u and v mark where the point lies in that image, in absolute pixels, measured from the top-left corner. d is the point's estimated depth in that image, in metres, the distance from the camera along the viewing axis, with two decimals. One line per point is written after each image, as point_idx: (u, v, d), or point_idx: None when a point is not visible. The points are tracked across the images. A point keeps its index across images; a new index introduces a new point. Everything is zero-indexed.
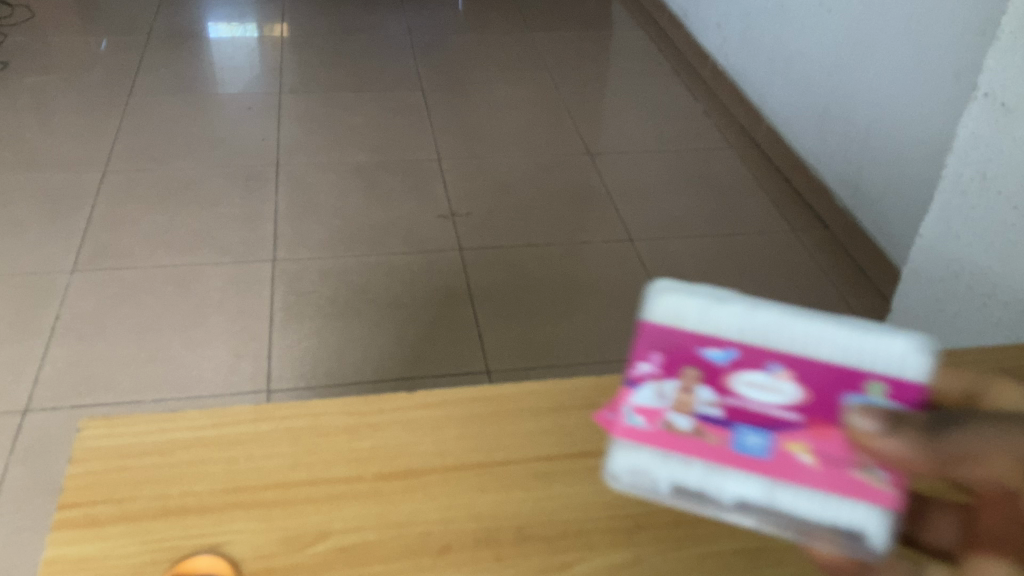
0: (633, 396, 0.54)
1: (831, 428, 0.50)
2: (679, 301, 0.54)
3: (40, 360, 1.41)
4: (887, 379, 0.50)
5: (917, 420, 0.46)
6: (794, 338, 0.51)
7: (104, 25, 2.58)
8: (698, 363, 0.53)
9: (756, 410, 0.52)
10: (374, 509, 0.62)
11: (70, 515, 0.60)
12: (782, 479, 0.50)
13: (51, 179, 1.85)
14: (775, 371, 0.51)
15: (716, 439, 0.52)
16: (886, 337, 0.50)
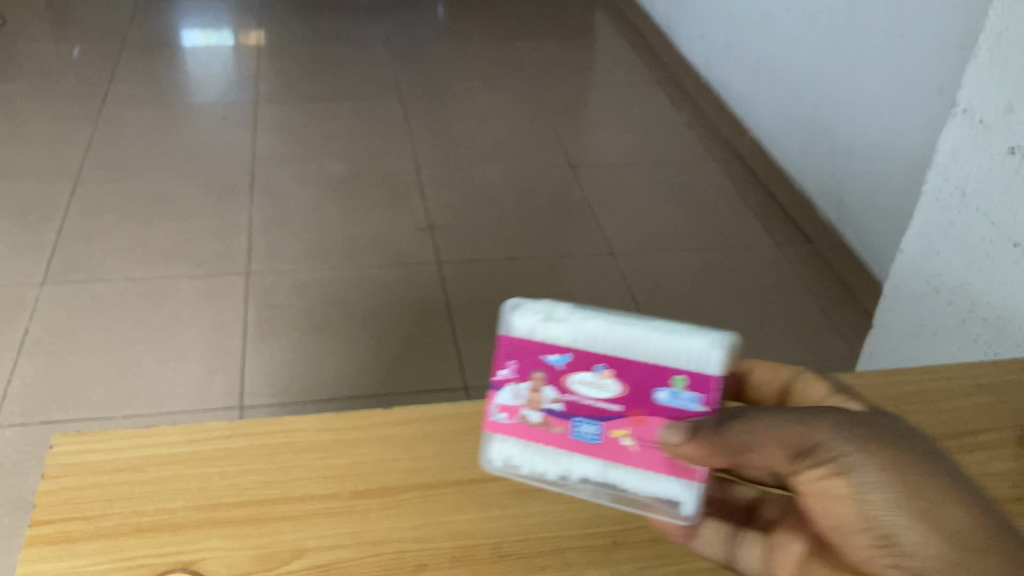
0: (493, 397, 0.55)
1: (652, 419, 0.52)
2: (526, 305, 0.53)
3: (9, 374, 1.38)
4: (697, 376, 0.50)
5: (707, 425, 0.50)
6: (619, 344, 0.51)
7: (77, 33, 2.55)
8: (541, 365, 0.53)
9: (591, 405, 0.53)
10: (350, 527, 0.60)
11: (42, 531, 0.58)
12: (612, 461, 0.54)
13: (22, 190, 1.83)
14: (603, 373, 0.52)
15: (559, 430, 0.54)
16: (691, 338, 0.50)
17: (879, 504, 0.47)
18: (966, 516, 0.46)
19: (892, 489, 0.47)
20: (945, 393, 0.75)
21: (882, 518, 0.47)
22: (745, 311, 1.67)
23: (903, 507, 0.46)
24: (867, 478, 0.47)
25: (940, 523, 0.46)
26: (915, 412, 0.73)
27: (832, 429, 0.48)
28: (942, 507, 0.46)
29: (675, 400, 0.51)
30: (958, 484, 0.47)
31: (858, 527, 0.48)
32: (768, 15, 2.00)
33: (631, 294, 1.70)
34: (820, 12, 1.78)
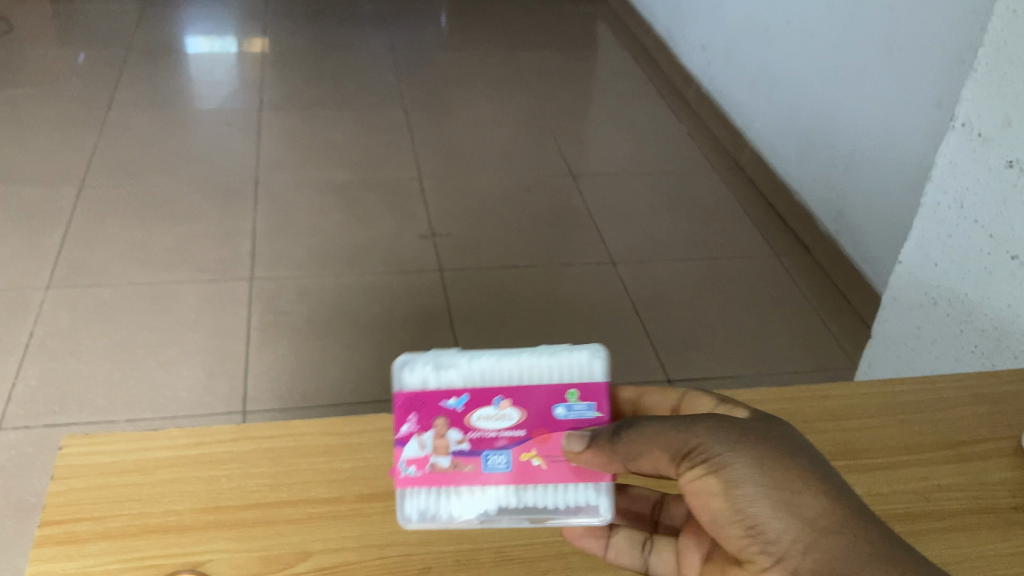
0: (401, 453, 0.58)
1: (554, 434, 0.58)
2: (416, 362, 0.58)
3: (13, 378, 1.39)
4: (584, 386, 0.58)
5: (607, 434, 0.55)
6: (511, 374, 0.58)
7: (81, 39, 2.57)
8: (441, 411, 0.58)
9: (496, 436, 0.58)
10: (355, 530, 0.61)
11: (52, 532, 0.59)
12: (526, 483, 0.58)
13: (26, 194, 1.83)
14: (501, 404, 0.58)
15: (469, 469, 0.58)
16: (572, 353, 0.58)
17: (746, 498, 0.51)
18: (822, 508, 0.50)
19: (757, 484, 0.51)
20: (941, 403, 0.76)
21: (748, 511, 0.51)
22: (744, 321, 1.68)
23: (766, 499, 0.51)
24: (735, 474, 0.52)
25: (798, 514, 0.50)
26: (913, 422, 0.74)
27: (709, 432, 0.53)
28: (800, 499, 0.51)
29: (571, 412, 0.58)
30: (817, 480, 0.51)
31: (727, 520, 0.52)
32: (768, 27, 2.02)
33: (631, 304, 1.70)
34: (820, 24, 1.80)
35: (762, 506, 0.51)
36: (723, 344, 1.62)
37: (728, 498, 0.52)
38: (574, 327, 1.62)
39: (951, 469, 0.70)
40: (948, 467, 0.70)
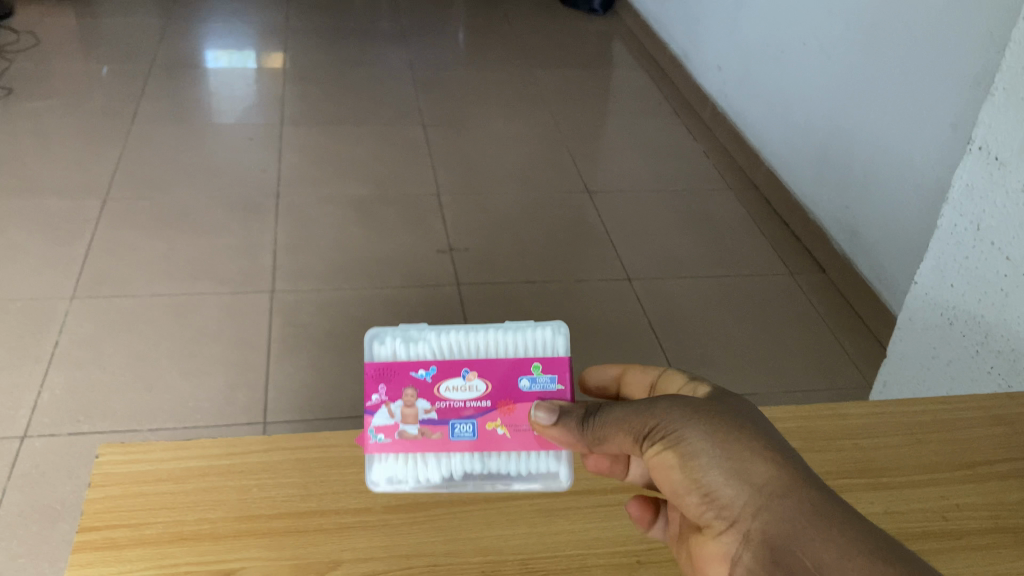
0: (371, 420, 0.62)
1: (517, 405, 0.62)
2: (389, 337, 0.64)
3: (38, 386, 1.41)
4: (546, 360, 0.63)
5: (576, 415, 0.58)
6: (477, 348, 0.64)
7: (105, 53, 2.61)
8: (411, 381, 0.63)
9: (462, 407, 0.62)
10: (383, 541, 0.63)
11: (90, 537, 0.61)
12: (490, 451, 0.62)
13: (52, 206, 1.86)
14: (468, 374, 0.63)
15: (437, 436, 0.62)
16: (534, 329, 0.64)
17: (699, 468, 0.53)
18: (771, 473, 0.51)
19: (709, 454, 0.53)
20: (958, 422, 0.77)
21: (702, 481, 0.53)
22: (758, 338, 1.69)
23: (718, 468, 0.53)
24: (690, 446, 0.53)
25: (747, 479, 0.52)
26: (933, 442, 0.75)
27: (666, 411, 0.55)
28: (749, 466, 0.52)
29: (534, 385, 0.63)
30: (767, 447, 0.52)
31: (687, 491, 0.54)
32: (784, 48, 2.04)
33: (647, 320, 1.72)
34: (836, 46, 1.81)
35: (714, 474, 0.53)
36: (736, 361, 1.63)
37: (684, 469, 0.54)
38: (590, 343, 1.64)
39: (970, 488, 0.71)
40: (967, 487, 0.71)
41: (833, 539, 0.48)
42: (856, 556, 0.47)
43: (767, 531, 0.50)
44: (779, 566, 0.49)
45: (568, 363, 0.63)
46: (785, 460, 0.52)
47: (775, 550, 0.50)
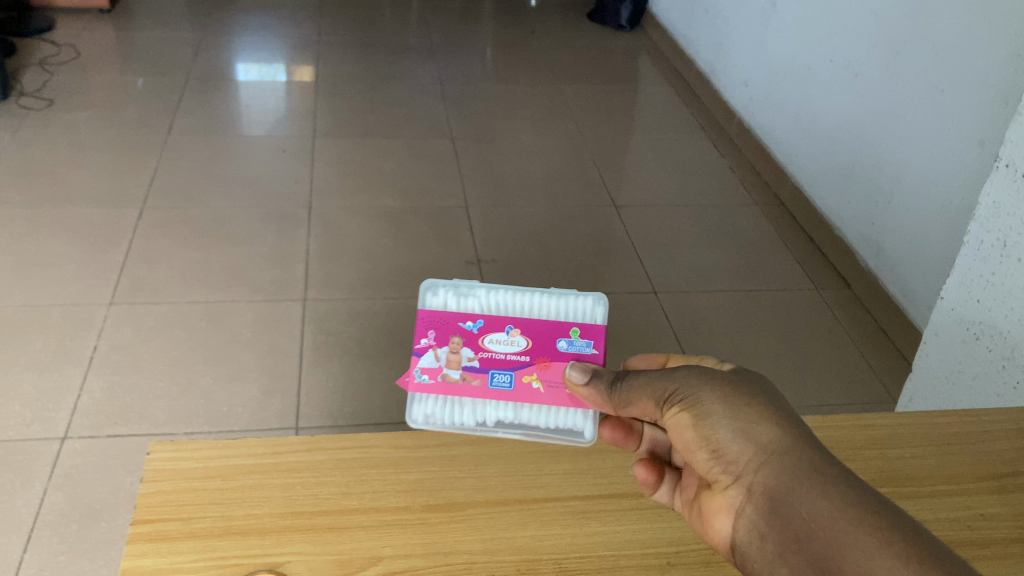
0: (419, 361, 0.67)
1: (552, 362, 0.67)
2: (442, 291, 0.70)
3: (78, 390, 1.45)
4: (584, 326, 0.68)
5: (606, 378, 0.62)
6: (522, 308, 0.69)
7: (141, 65, 2.66)
8: (458, 331, 0.68)
9: (502, 358, 0.67)
10: (421, 539, 0.65)
11: (143, 530, 0.63)
12: (523, 401, 0.67)
13: (90, 214, 1.91)
14: (512, 330, 0.68)
15: (476, 382, 0.67)
16: (577, 299, 0.69)
17: (711, 427, 0.55)
18: (777, 435, 0.53)
19: (720, 415, 0.55)
20: (983, 432, 0.79)
21: (712, 438, 0.55)
22: (783, 353, 1.71)
23: (728, 426, 0.54)
24: (704, 407, 0.55)
25: (754, 438, 0.53)
26: (959, 452, 0.76)
27: (688, 376, 0.57)
28: (757, 427, 0.53)
29: (570, 347, 0.67)
30: (776, 412, 0.54)
31: (697, 448, 0.56)
32: (811, 65, 2.05)
33: (672, 333, 1.73)
34: (863, 64, 1.83)
35: (724, 432, 0.54)
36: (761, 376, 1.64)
37: (697, 428, 0.56)
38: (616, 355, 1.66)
39: (993, 499, 0.72)
40: (990, 497, 0.72)
41: (828, 494, 0.49)
42: (850, 510, 0.48)
43: (768, 486, 0.51)
44: (777, 519, 0.50)
45: (603, 330, 0.68)
46: (792, 427, 0.54)
47: (774, 505, 0.51)
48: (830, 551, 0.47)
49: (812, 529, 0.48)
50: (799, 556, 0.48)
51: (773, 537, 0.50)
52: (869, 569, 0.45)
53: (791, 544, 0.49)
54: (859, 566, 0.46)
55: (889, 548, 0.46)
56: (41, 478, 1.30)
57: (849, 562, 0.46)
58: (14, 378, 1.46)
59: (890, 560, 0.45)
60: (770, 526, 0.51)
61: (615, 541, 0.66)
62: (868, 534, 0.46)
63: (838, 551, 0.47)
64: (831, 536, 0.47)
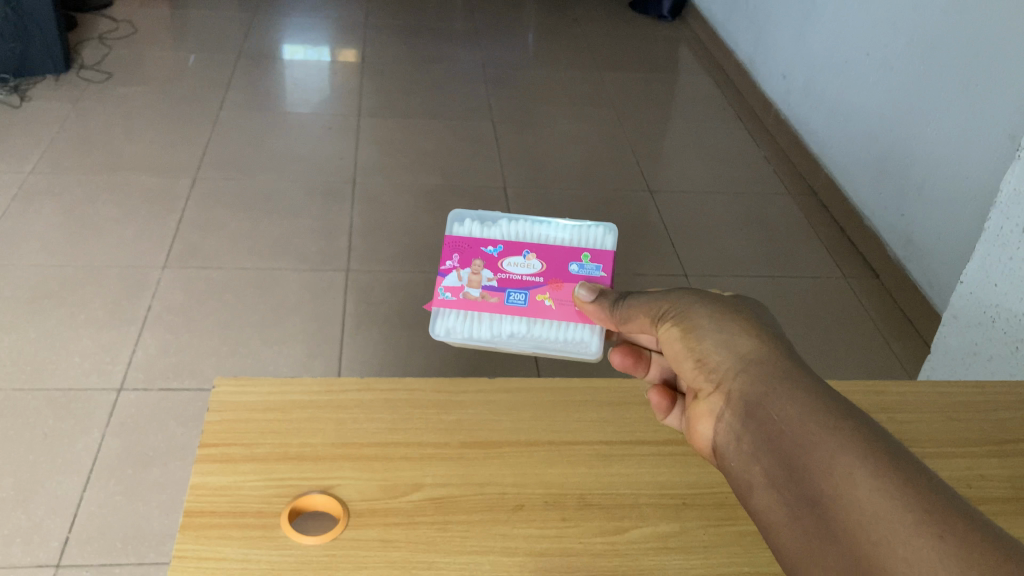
0: (442, 281, 0.71)
1: (565, 283, 0.70)
2: (467, 221, 0.74)
3: (134, 346, 1.54)
4: (595, 251, 0.72)
5: (612, 297, 0.66)
6: (538, 236, 0.73)
7: (194, 42, 2.75)
8: (480, 255, 0.72)
9: (520, 279, 0.71)
10: (459, 470, 0.71)
11: (210, 452, 0.70)
12: (536, 318, 0.70)
13: (146, 183, 2.00)
14: (528, 255, 0.71)
15: (494, 300, 0.70)
16: (590, 228, 0.73)
17: (697, 337, 0.57)
18: (756, 346, 0.54)
19: (706, 326, 0.57)
20: (987, 402, 0.83)
21: (697, 349, 0.57)
22: (808, 338, 1.75)
23: (713, 336, 0.56)
24: (692, 320, 0.58)
25: (733, 348, 0.55)
26: (964, 419, 0.81)
27: (681, 295, 0.59)
28: (739, 338, 0.55)
29: (582, 270, 0.71)
30: (758, 327, 0.55)
31: (684, 358, 0.58)
32: (849, 58, 2.09)
33: None
34: (900, 59, 1.86)
35: (709, 343, 0.56)
36: None
37: (684, 340, 0.58)
38: None
39: (993, 462, 0.77)
40: (990, 460, 0.77)
41: (800, 398, 0.49)
42: (819, 413, 0.48)
43: (744, 390, 0.52)
44: (752, 420, 0.51)
45: (613, 256, 0.71)
46: (772, 339, 0.55)
47: (749, 407, 0.51)
48: (797, 449, 0.47)
49: (783, 429, 0.49)
50: (769, 456, 0.49)
51: (748, 439, 0.51)
52: (835, 467, 0.46)
53: (764, 445, 0.50)
54: (823, 464, 0.46)
55: (854, 447, 0.46)
56: (99, 425, 1.39)
57: (815, 458, 0.46)
58: (73, 333, 1.55)
59: (853, 457, 0.45)
60: (745, 429, 0.51)
61: (632, 479, 0.72)
62: (834, 434, 0.47)
63: (805, 450, 0.47)
64: (799, 436, 0.48)
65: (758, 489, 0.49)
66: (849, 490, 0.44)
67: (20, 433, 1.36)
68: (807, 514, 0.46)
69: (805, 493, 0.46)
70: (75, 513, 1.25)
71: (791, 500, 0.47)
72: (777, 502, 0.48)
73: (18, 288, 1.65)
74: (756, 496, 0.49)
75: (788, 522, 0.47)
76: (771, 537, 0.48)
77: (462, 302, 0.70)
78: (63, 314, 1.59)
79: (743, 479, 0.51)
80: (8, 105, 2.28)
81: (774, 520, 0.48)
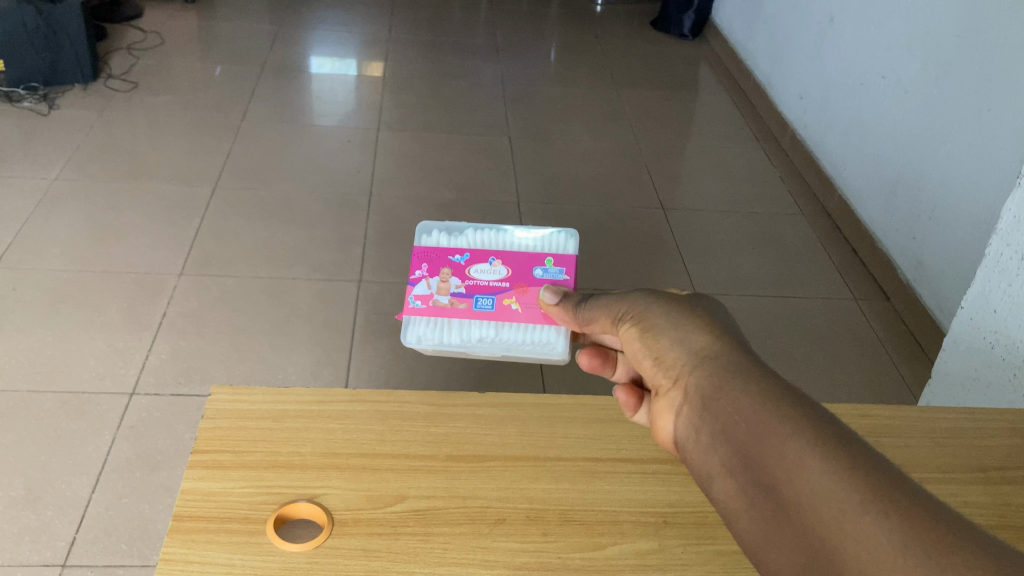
0: (413, 290, 0.73)
1: (531, 287, 0.72)
2: (435, 232, 0.77)
3: (147, 351, 1.57)
4: (559, 256, 0.73)
5: (574, 299, 0.68)
6: (504, 242, 0.75)
7: (220, 54, 2.80)
8: (448, 264, 0.74)
9: (487, 285, 0.73)
10: (443, 483, 0.73)
11: (202, 458, 0.72)
12: (503, 322, 0.72)
13: (167, 191, 2.04)
14: (494, 261, 0.74)
15: (463, 306, 0.73)
16: (552, 232, 0.75)
17: (654, 336, 0.58)
18: (710, 342, 0.56)
19: (663, 325, 0.58)
20: (975, 429, 0.83)
21: (655, 347, 0.58)
22: (815, 359, 1.75)
23: (669, 334, 0.58)
24: (650, 320, 0.59)
25: (688, 345, 0.56)
26: (950, 446, 0.81)
27: (638, 297, 0.61)
28: (693, 334, 0.56)
29: (546, 274, 0.73)
30: (711, 324, 0.57)
31: (644, 358, 0.59)
32: (865, 80, 2.09)
33: None
34: (915, 81, 1.86)
35: (666, 341, 0.58)
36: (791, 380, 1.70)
37: (643, 339, 0.59)
38: None
39: (978, 489, 0.77)
40: (975, 487, 0.77)
41: (750, 388, 0.51)
42: (770, 402, 0.49)
43: (699, 385, 0.54)
44: (707, 413, 0.52)
45: (575, 259, 0.73)
46: (726, 334, 0.56)
47: (703, 400, 0.53)
48: (750, 438, 0.48)
49: (735, 419, 0.50)
50: (724, 445, 0.50)
51: (705, 431, 0.52)
52: (786, 452, 0.46)
53: (719, 435, 0.51)
54: (774, 451, 0.47)
55: (802, 433, 0.47)
56: (110, 428, 1.42)
57: (767, 445, 0.47)
58: (89, 337, 1.59)
59: (801, 442, 0.46)
60: (701, 421, 0.52)
61: (613, 495, 0.73)
62: (783, 422, 0.48)
63: (757, 438, 0.48)
64: (751, 425, 0.49)
65: (717, 478, 0.50)
66: (798, 473, 0.45)
67: (33, 434, 1.39)
68: (762, 499, 0.47)
69: (759, 479, 0.47)
70: (83, 514, 1.28)
71: (747, 485, 0.48)
72: (733, 489, 0.48)
73: (38, 291, 1.69)
74: (715, 484, 0.50)
75: (746, 508, 0.47)
76: (730, 524, 0.48)
77: (432, 310, 0.73)
78: (81, 318, 1.63)
79: (702, 468, 0.52)
80: (37, 113, 2.33)
81: (733, 507, 0.48)
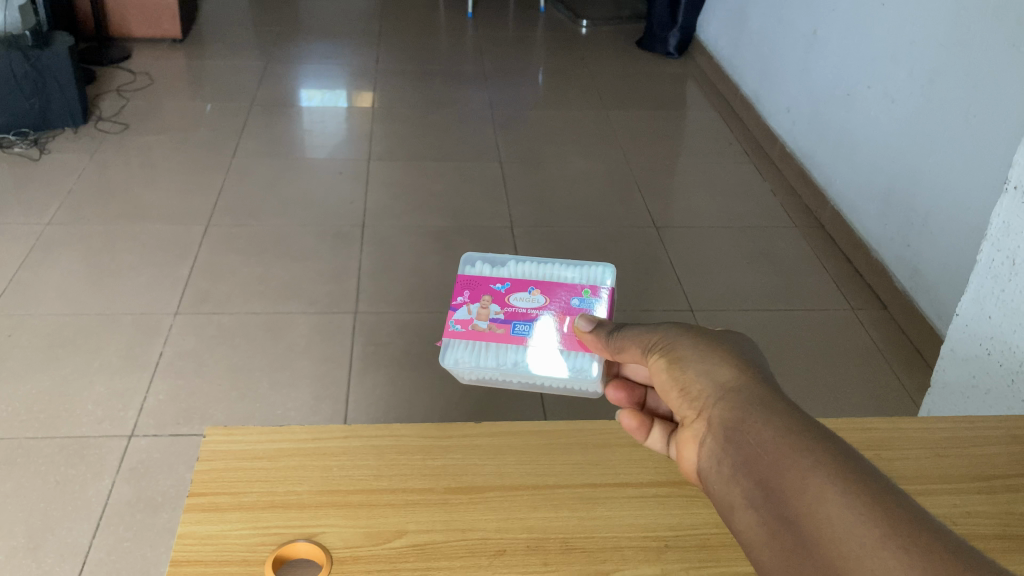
0: (453, 314, 0.75)
1: (567, 315, 0.74)
2: (478, 265, 0.81)
3: (145, 392, 1.57)
4: (595, 288, 0.77)
5: (610, 327, 0.66)
6: (545, 274, 0.80)
7: (210, 91, 2.82)
8: (489, 291, 0.76)
9: (525, 312, 0.75)
10: (441, 517, 0.72)
11: (197, 501, 0.72)
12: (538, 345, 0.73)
13: (161, 231, 2.05)
14: (533, 290, 0.76)
15: (501, 331, 0.74)
16: (590, 269, 0.81)
17: (681, 367, 0.57)
18: (735, 375, 0.55)
19: (691, 356, 0.57)
20: (977, 438, 0.82)
21: (681, 378, 0.57)
22: (815, 372, 1.75)
23: (696, 366, 0.57)
24: (678, 351, 0.58)
25: (714, 377, 0.55)
26: (952, 455, 0.80)
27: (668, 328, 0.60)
28: (719, 367, 0.56)
29: (583, 304, 0.75)
30: (738, 357, 0.56)
31: (669, 389, 0.58)
32: (852, 90, 2.10)
33: None
34: (901, 90, 1.87)
35: (692, 371, 0.57)
36: (792, 396, 1.69)
37: (670, 370, 0.58)
38: None
39: (982, 499, 0.76)
40: (979, 497, 0.76)
41: (774, 422, 0.50)
42: (793, 436, 0.49)
43: (723, 417, 0.53)
44: (729, 445, 0.51)
45: (612, 291, 0.76)
46: (752, 368, 0.56)
47: (727, 432, 0.52)
48: (772, 470, 0.48)
49: (758, 452, 0.49)
50: (748, 477, 0.49)
51: (727, 462, 0.51)
52: (808, 487, 0.46)
53: (741, 467, 0.50)
54: (797, 484, 0.46)
55: (825, 467, 0.46)
56: (110, 472, 1.41)
57: (789, 478, 0.47)
58: (86, 380, 1.59)
59: (825, 476, 0.46)
60: (724, 452, 0.51)
61: (615, 518, 0.73)
62: (806, 456, 0.47)
63: (780, 471, 0.47)
64: (774, 458, 0.48)
65: (738, 510, 0.49)
66: (820, 507, 0.45)
67: (32, 480, 1.39)
68: (784, 532, 0.46)
69: (780, 511, 0.47)
70: (84, 560, 1.27)
71: (768, 517, 0.47)
72: (754, 520, 0.48)
73: (34, 336, 1.68)
74: (736, 515, 0.49)
75: (767, 539, 0.47)
76: (752, 556, 0.48)
77: (470, 333, 0.74)
78: (78, 361, 1.63)
79: (724, 500, 0.51)
80: (28, 158, 2.34)
81: (754, 539, 0.48)
